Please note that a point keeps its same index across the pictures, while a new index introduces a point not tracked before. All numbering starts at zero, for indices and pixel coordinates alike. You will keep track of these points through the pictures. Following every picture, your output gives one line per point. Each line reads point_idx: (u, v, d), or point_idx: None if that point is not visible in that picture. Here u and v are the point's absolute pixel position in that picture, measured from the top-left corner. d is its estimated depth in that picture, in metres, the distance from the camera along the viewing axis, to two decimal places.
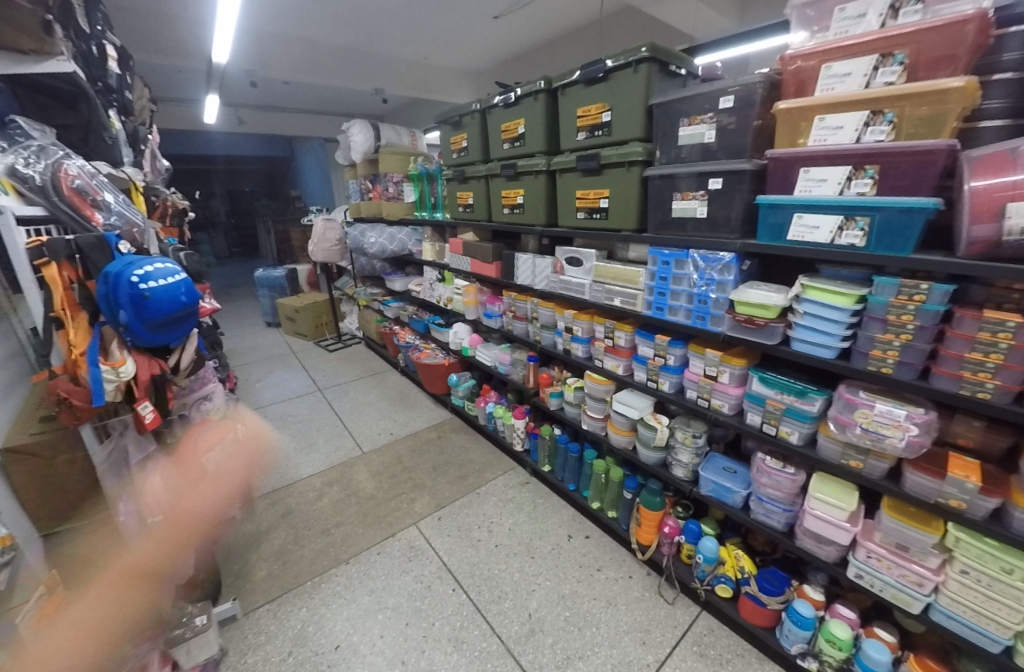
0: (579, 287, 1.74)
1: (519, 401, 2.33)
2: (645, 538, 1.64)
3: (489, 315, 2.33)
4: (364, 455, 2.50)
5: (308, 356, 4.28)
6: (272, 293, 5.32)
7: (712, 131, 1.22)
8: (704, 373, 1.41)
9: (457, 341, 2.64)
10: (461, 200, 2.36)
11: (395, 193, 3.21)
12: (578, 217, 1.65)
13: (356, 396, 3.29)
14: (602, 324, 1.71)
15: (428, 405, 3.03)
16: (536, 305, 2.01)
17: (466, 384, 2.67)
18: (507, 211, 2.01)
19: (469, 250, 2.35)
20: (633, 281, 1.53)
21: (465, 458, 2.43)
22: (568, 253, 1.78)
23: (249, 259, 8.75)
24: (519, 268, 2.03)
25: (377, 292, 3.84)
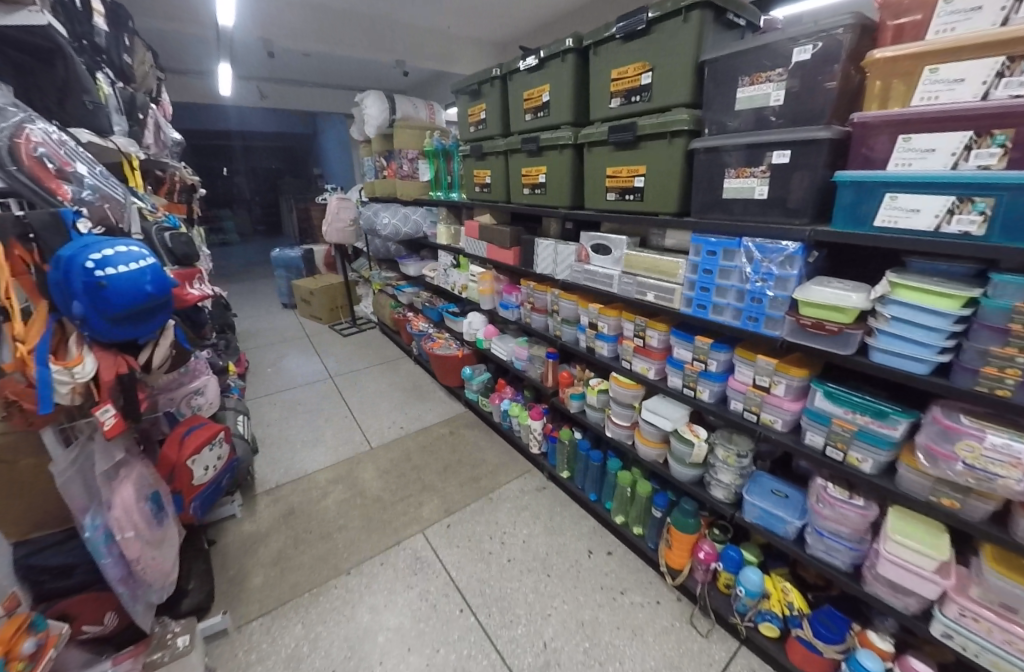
0: (606, 279, 1.54)
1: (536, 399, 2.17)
2: (678, 562, 1.49)
3: (505, 306, 2.14)
4: (373, 450, 2.38)
5: (321, 341, 4.18)
6: (287, 275, 5.22)
7: (780, 91, 0.99)
8: (754, 383, 1.21)
9: (470, 332, 2.47)
10: (477, 179, 2.17)
11: (409, 171, 3.01)
12: (607, 198, 1.44)
13: (367, 385, 3.17)
14: (631, 321, 1.52)
15: (440, 398, 2.89)
16: (556, 297, 1.82)
17: (480, 378, 2.50)
18: (527, 192, 1.81)
19: (485, 235, 2.16)
20: (670, 274, 1.32)
21: (479, 458, 2.28)
22: (594, 240, 1.57)
23: (268, 240, 8.72)
24: (539, 255, 1.83)
25: (390, 276, 3.67)
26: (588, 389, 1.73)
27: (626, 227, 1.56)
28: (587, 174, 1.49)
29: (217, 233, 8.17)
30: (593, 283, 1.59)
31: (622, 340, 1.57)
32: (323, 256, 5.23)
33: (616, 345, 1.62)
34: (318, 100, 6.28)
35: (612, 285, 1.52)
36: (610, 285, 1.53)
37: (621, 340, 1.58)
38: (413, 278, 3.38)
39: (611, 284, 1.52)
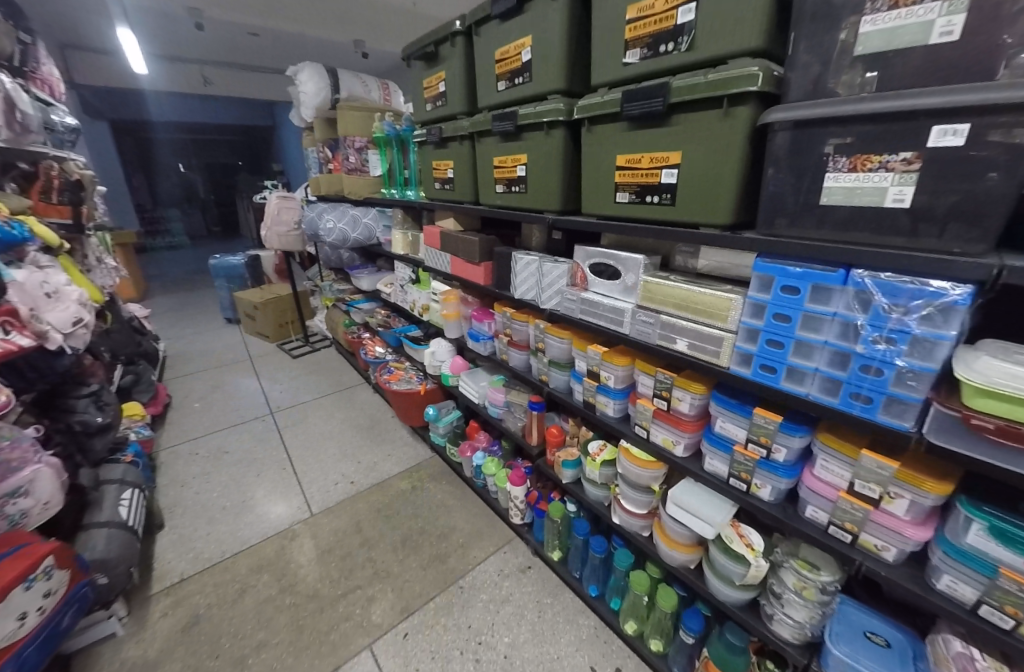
0: (611, 313, 1.08)
1: (516, 453, 1.73)
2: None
3: (474, 336, 1.68)
4: (311, 521, 1.94)
5: (268, 364, 3.63)
6: (231, 286, 4.59)
7: (953, 15, 0.52)
8: (851, 489, 0.78)
9: (434, 366, 2.00)
10: (438, 174, 1.68)
11: (357, 164, 2.44)
12: (618, 202, 0.99)
13: (314, 426, 2.67)
14: (647, 374, 1.07)
15: (402, 441, 2.42)
16: (540, 331, 1.35)
17: (447, 419, 2.06)
18: (501, 190, 1.34)
19: (449, 246, 1.69)
20: (716, 314, 0.87)
21: (446, 527, 1.83)
22: (596, 257, 1.12)
23: (220, 244, 7.97)
24: (518, 277, 1.37)
25: (345, 291, 3.17)
26: (586, 455, 1.29)
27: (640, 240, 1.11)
28: (587, 165, 1.04)
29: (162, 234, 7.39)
30: (593, 319, 1.13)
31: (635, 399, 1.13)
32: (273, 263, 4.63)
33: (626, 402, 1.18)
34: (269, 88, 5.63)
35: (620, 324, 1.06)
36: (617, 323, 1.07)
37: (635, 397, 1.13)
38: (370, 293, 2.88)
39: (620, 322, 1.06)
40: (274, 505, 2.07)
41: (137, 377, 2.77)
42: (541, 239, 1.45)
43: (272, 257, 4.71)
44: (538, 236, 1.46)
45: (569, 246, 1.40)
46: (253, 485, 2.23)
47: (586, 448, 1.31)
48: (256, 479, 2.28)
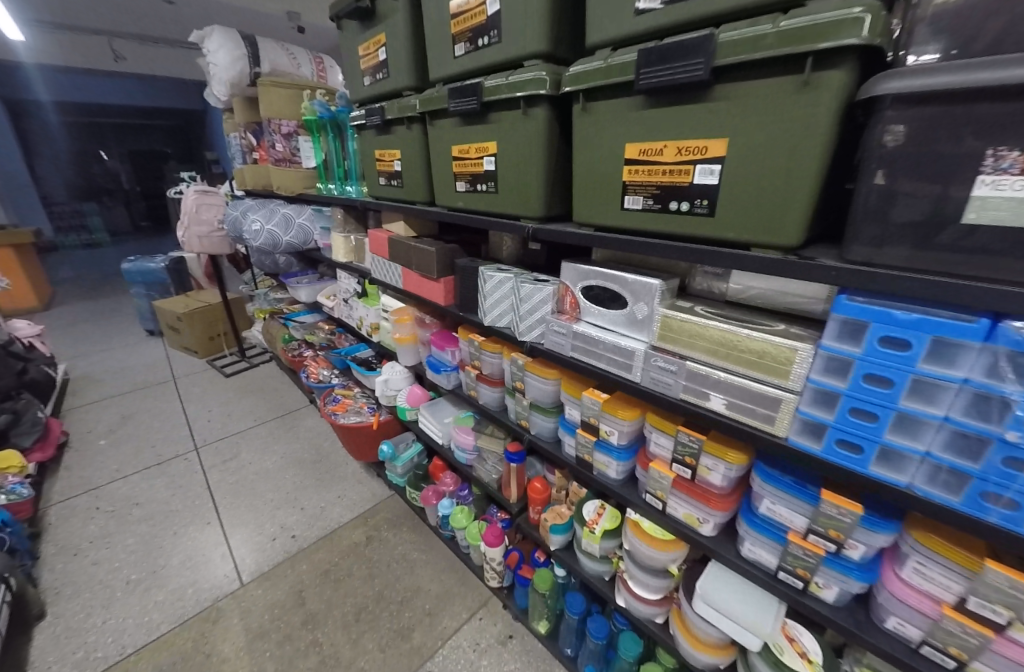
0: (616, 353, 0.82)
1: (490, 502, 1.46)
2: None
3: (434, 366, 1.38)
4: (241, 594, 1.58)
5: (196, 385, 3.11)
6: (149, 293, 3.94)
7: None
8: (962, 606, 0.57)
9: (387, 396, 1.67)
10: (383, 167, 1.35)
11: (286, 153, 2.03)
12: (626, 208, 0.72)
13: (249, 464, 2.26)
14: (663, 431, 0.82)
15: (354, 479, 2.08)
16: (518, 367, 1.07)
17: (406, 456, 1.75)
18: (462, 188, 1.04)
19: (400, 256, 1.37)
20: (771, 367, 0.63)
21: (409, 591, 1.53)
22: (592, 278, 0.85)
23: (141, 243, 7.03)
24: (488, 300, 1.09)
25: (285, 302, 2.74)
26: (580, 521, 1.04)
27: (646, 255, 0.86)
28: (579, 158, 0.76)
29: (77, 231, 6.36)
30: (590, 358, 0.87)
31: (646, 459, 0.89)
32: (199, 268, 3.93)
33: (633, 461, 0.93)
34: (193, 68, 4.93)
35: (628, 368, 0.80)
36: (624, 366, 0.81)
37: (646, 457, 0.89)
38: (312, 305, 2.49)
39: (628, 365, 0.80)
40: (194, 574, 1.68)
41: (16, 415, 2.21)
42: (515, 249, 1.19)
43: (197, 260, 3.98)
44: (512, 245, 1.19)
45: (550, 258, 1.14)
46: (168, 549, 1.82)
47: (579, 511, 1.06)
48: (171, 540, 1.86)
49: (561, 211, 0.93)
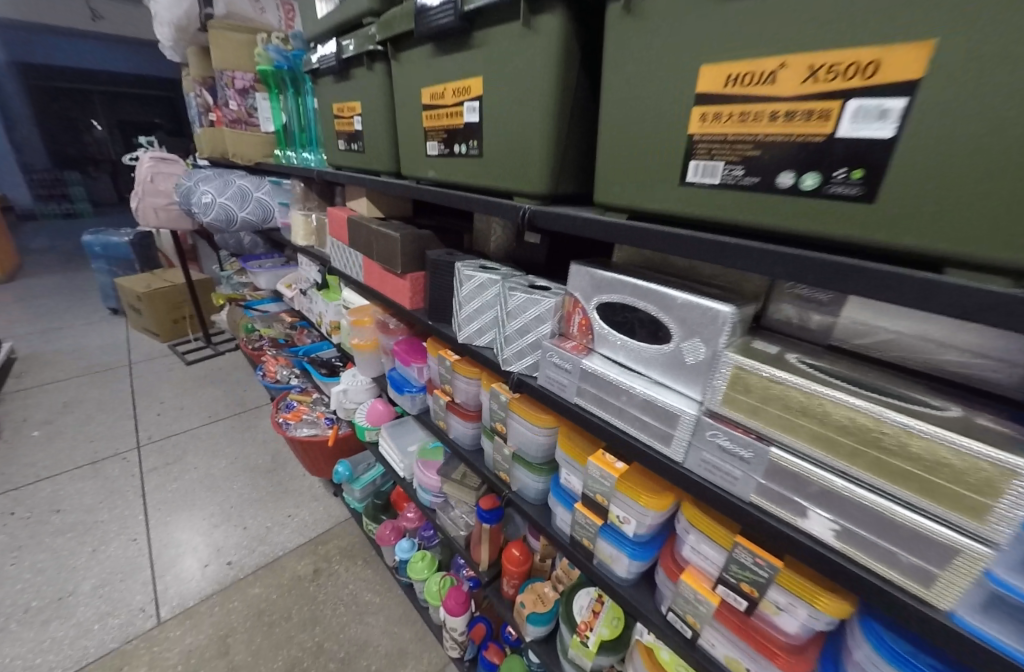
0: (646, 412, 0.53)
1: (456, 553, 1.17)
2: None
3: (397, 384, 1.09)
4: (151, 641, 1.25)
5: (150, 369, 2.75)
6: (111, 268, 3.58)
7: None
8: None
9: (345, 409, 1.39)
10: (342, 126, 1.05)
11: (240, 113, 1.73)
12: (685, 182, 0.43)
13: (193, 468, 1.91)
14: (708, 537, 0.54)
15: (309, 494, 1.78)
16: (497, 403, 0.77)
17: (366, 479, 1.46)
18: (434, 149, 0.74)
19: (361, 242, 1.09)
20: (946, 491, 0.34)
21: (355, 646, 1.25)
22: (615, 294, 0.56)
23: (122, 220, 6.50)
24: (467, 308, 0.80)
25: (249, 288, 2.41)
26: (569, 624, 0.75)
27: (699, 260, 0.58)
28: (614, 100, 0.47)
29: (60, 200, 5.43)
30: (606, 413, 0.58)
31: (674, 564, 0.60)
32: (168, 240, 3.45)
33: (655, 562, 0.64)
34: None
35: (665, 438, 0.52)
36: (659, 436, 0.53)
37: (675, 560, 0.61)
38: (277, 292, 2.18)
39: (666, 435, 0.52)
40: (105, 605, 1.35)
41: None
42: (506, 246, 0.91)
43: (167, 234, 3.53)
44: (502, 241, 0.91)
45: (552, 258, 0.85)
46: (81, 569, 1.46)
47: (568, 610, 0.77)
48: (85, 561, 1.49)
49: (577, 191, 0.64)
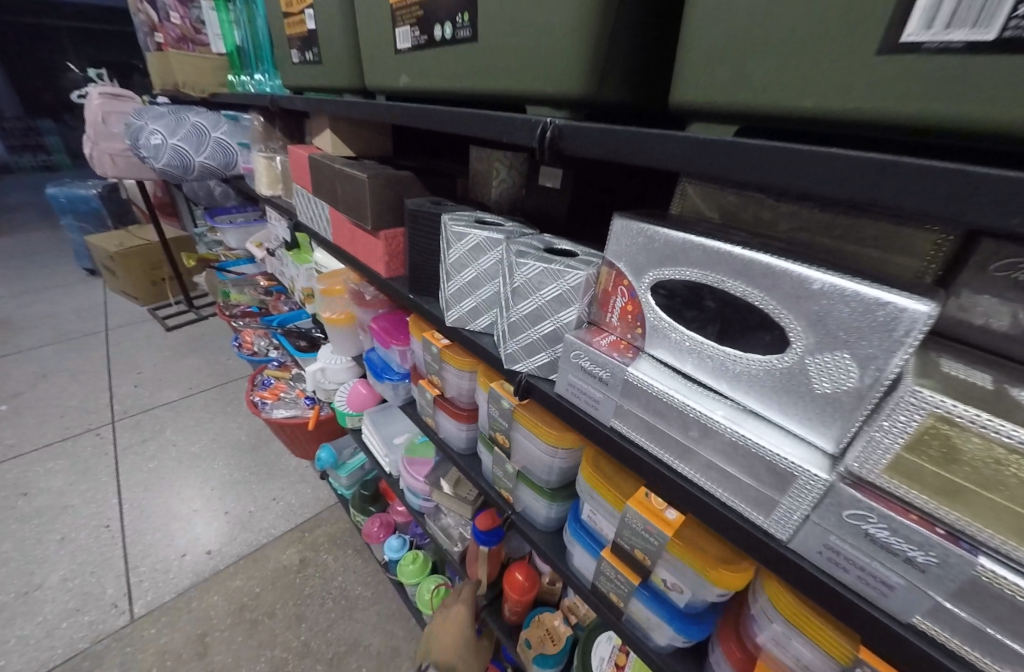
0: (731, 463, 0.34)
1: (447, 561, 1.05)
2: (453, 642, 0.74)
3: (376, 369, 0.94)
4: (124, 644, 1.15)
5: (126, 335, 2.55)
6: (83, 226, 3.28)
7: None
8: None
9: (325, 390, 1.23)
10: (293, 29, 0.79)
11: (184, 29, 1.41)
12: (895, 46, 0.21)
13: (171, 446, 1.75)
14: (811, 639, 0.36)
15: (296, 475, 1.64)
16: (495, 409, 0.57)
17: (353, 465, 1.32)
18: (406, 40, 0.50)
19: (326, 188, 0.87)
20: None
21: (344, 646, 1.15)
22: (688, 271, 0.35)
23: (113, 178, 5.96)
24: (460, 281, 0.60)
25: (224, 251, 2.17)
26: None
27: (863, 211, 0.34)
28: None
29: (33, 152, 4.98)
30: (660, 449, 0.39)
31: (739, 649, 0.42)
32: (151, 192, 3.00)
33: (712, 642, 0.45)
34: None
35: (763, 504, 0.33)
36: (751, 498, 0.34)
37: (743, 644, 0.42)
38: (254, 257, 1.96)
39: (763, 500, 0.33)
40: (75, 600, 1.24)
41: None
42: (518, 193, 0.68)
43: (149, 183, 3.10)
44: (513, 184, 0.68)
45: (576, 206, 0.62)
46: (48, 560, 1.34)
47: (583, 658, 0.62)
48: (53, 550, 1.37)
49: (639, 103, 0.40)
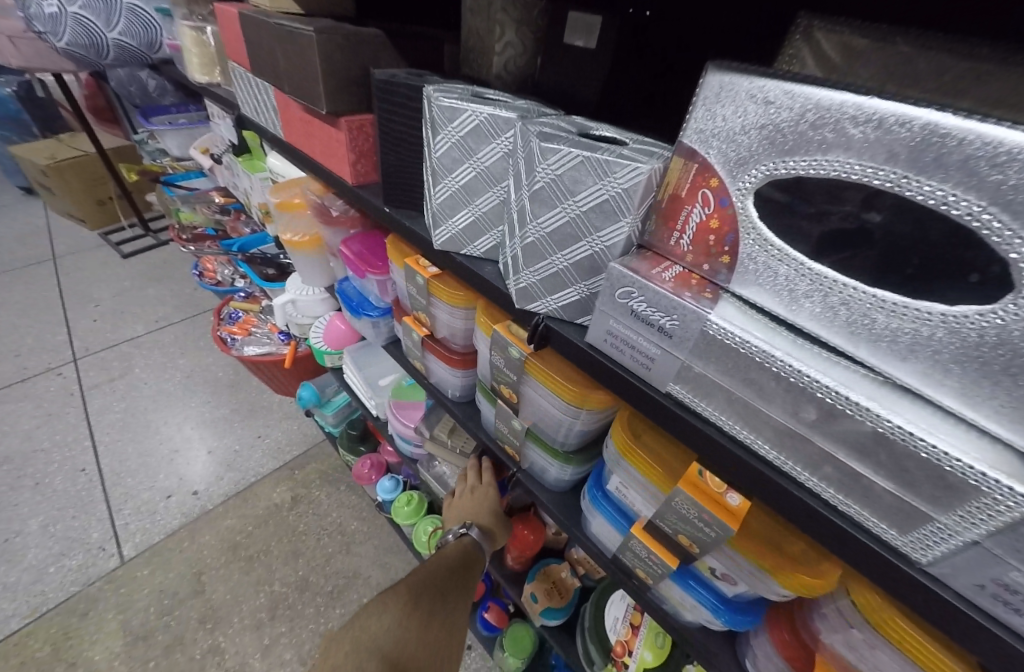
0: (857, 460, 0.23)
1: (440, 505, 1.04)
2: (469, 500, 0.75)
3: (352, 304, 0.80)
4: (119, 584, 1.14)
5: (75, 259, 2.27)
6: None
7: None
8: None
9: (298, 326, 1.10)
10: None
11: None
12: None
13: (142, 384, 1.63)
14: (915, 663, 0.27)
15: (281, 412, 1.56)
16: (500, 358, 0.46)
17: (337, 405, 1.23)
18: None
19: (266, 62, 0.65)
20: None
21: (344, 579, 1.16)
22: (840, 160, 0.20)
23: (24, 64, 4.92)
24: (454, 187, 0.44)
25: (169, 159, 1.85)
26: (599, 647, 0.60)
27: None
28: None
29: None
30: (737, 426, 0.28)
31: (791, 638, 0.36)
32: (79, 95, 2.47)
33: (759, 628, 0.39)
34: None
35: (897, 515, 0.22)
36: (879, 506, 0.23)
37: (797, 631, 0.36)
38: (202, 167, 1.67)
39: (900, 512, 0.22)
40: (60, 544, 1.21)
41: None
42: (527, 71, 0.50)
43: (72, 79, 2.56)
44: (522, 57, 0.49)
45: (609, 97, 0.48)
46: (25, 506, 1.29)
47: (597, 626, 0.62)
48: (29, 495, 1.31)
49: None
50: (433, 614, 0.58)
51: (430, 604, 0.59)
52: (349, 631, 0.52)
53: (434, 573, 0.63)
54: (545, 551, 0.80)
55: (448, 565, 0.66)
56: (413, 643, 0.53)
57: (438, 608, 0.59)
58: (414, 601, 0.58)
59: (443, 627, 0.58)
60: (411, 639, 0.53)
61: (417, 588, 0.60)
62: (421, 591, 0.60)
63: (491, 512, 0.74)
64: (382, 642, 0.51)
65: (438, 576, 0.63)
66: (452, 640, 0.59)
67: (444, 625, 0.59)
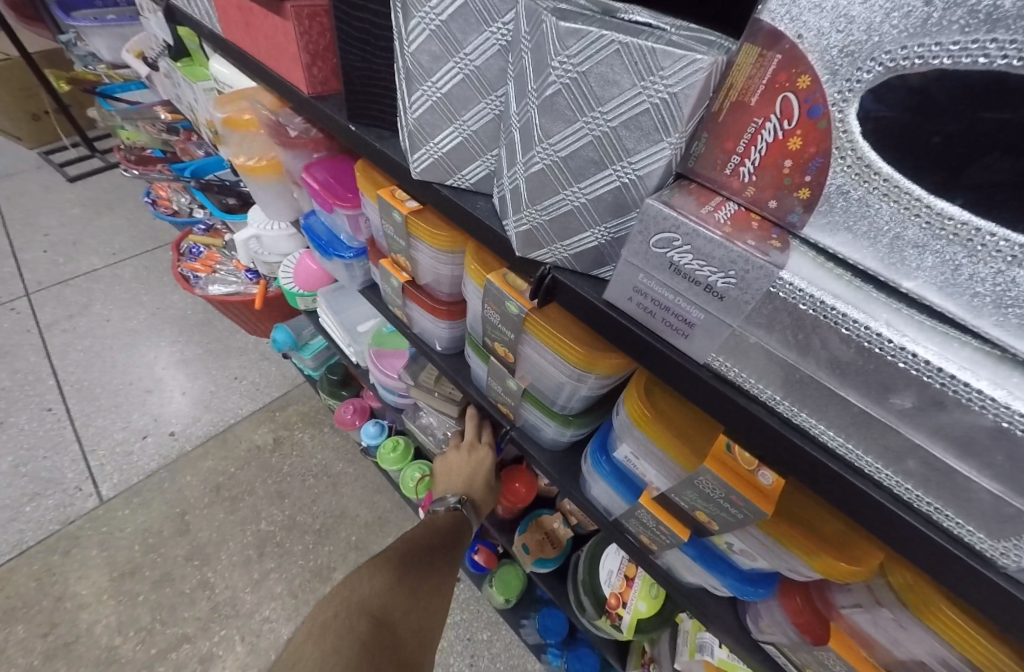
0: (957, 456, 0.18)
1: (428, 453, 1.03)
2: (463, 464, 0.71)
3: (321, 243, 0.71)
4: (101, 523, 1.13)
5: (11, 180, 2.00)
6: None
7: None
8: None
9: (266, 265, 0.99)
10: None
11: None
12: None
13: (98, 322, 1.51)
14: (952, 647, 0.25)
15: (256, 353, 1.48)
16: (494, 313, 0.40)
17: (316, 350, 1.17)
18: None
19: None
20: None
21: (332, 518, 1.18)
22: (1017, 41, 0.12)
23: None
24: (434, 95, 0.35)
25: (101, 64, 1.56)
26: (593, 599, 0.66)
27: None
28: None
29: None
30: (793, 407, 0.24)
31: (805, 603, 0.35)
32: None
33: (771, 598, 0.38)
34: None
35: (993, 520, 0.18)
36: (970, 508, 0.19)
37: (809, 597, 0.35)
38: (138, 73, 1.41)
39: (998, 519, 0.18)
40: (35, 485, 1.18)
41: None
42: None
43: None
44: None
45: None
46: None
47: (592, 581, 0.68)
48: None
49: None
50: (422, 576, 0.58)
51: (419, 568, 0.59)
52: (338, 592, 0.51)
53: (424, 538, 0.63)
54: (536, 500, 0.82)
55: (438, 530, 0.65)
56: (402, 603, 0.53)
57: (426, 570, 0.59)
58: (404, 564, 0.58)
59: (431, 587, 0.58)
60: (401, 599, 0.53)
61: (407, 552, 0.59)
62: (410, 555, 0.59)
63: (484, 482, 0.71)
64: (372, 602, 0.51)
65: (426, 540, 0.63)
66: (440, 599, 0.59)
67: (433, 586, 0.59)
